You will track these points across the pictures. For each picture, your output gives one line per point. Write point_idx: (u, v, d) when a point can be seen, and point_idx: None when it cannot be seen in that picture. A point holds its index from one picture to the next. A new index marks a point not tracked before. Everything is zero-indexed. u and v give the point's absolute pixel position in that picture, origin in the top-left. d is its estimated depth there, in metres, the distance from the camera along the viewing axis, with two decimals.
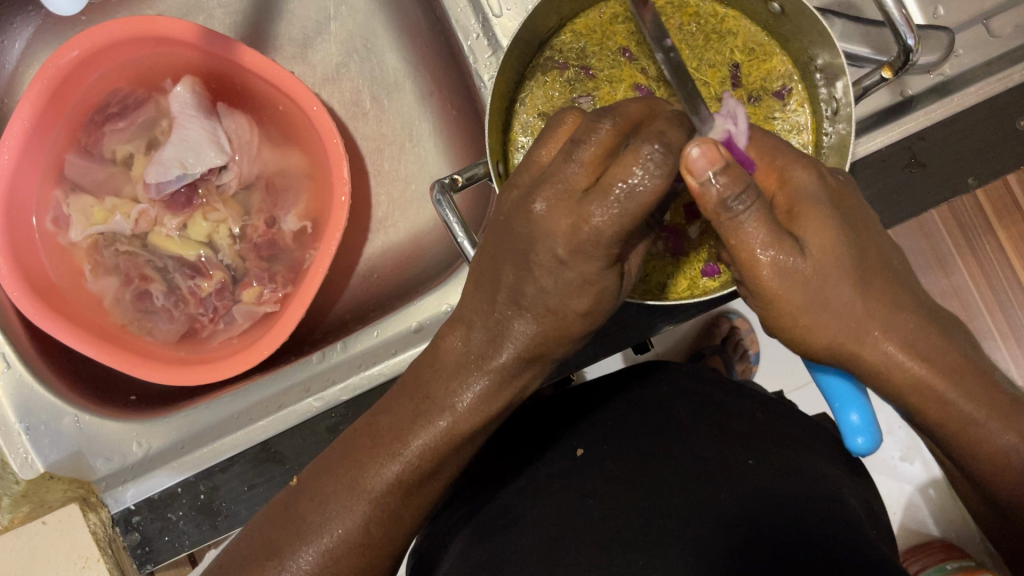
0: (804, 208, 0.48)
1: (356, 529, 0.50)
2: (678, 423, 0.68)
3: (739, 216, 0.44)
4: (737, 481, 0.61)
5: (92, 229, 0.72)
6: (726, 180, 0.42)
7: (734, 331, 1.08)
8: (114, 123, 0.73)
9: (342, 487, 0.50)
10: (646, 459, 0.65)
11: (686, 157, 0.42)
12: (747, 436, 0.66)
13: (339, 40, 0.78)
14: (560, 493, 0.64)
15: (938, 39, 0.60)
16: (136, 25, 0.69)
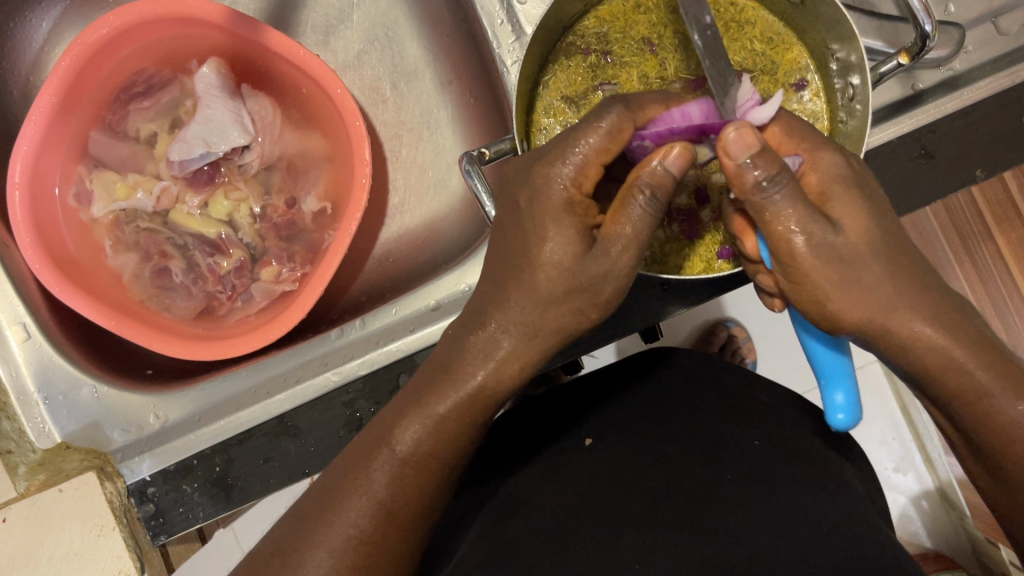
0: (838, 184, 0.49)
1: (378, 494, 0.50)
2: (688, 406, 0.70)
3: (766, 200, 0.46)
4: (741, 460, 0.63)
5: (114, 205, 0.73)
6: (764, 161, 0.45)
7: (732, 337, 1.08)
8: (139, 102, 0.75)
9: (363, 461, 0.51)
10: (656, 438, 0.67)
11: (724, 138, 0.46)
12: (751, 420, 0.68)
13: (360, 29, 0.80)
14: (570, 477, 0.65)
15: (951, 34, 0.62)
16: (166, 5, 0.70)
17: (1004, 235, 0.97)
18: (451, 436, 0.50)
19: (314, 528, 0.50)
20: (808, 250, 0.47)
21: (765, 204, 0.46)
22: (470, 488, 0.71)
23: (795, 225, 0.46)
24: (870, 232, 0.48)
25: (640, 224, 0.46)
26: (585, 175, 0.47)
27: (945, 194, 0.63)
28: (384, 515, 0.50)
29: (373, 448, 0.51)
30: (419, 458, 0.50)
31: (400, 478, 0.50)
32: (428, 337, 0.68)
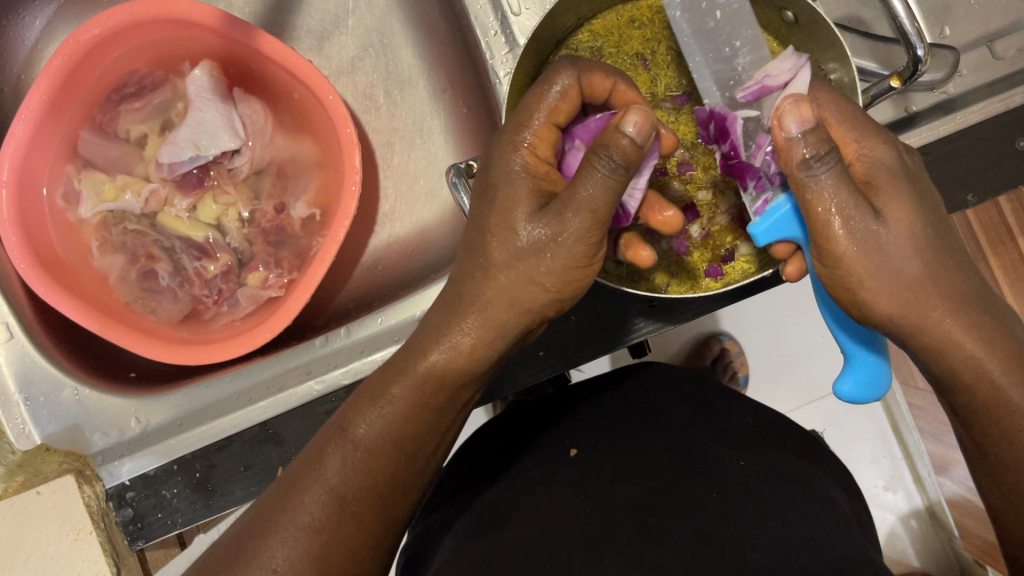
0: (885, 176, 0.49)
1: (336, 484, 0.50)
2: (676, 420, 0.70)
3: (816, 179, 0.46)
4: (731, 478, 0.62)
5: (102, 206, 0.73)
6: (812, 137, 0.46)
7: (724, 352, 1.09)
8: (130, 103, 0.74)
9: (325, 452, 0.51)
10: (644, 450, 0.66)
11: (781, 110, 0.46)
12: (741, 440, 0.68)
13: (355, 35, 0.79)
14: (552, 487, 0.65)
15: (945, 58, 0.61)
16: (159, 6, 0.70)
17: (998, 259, 0.98)
18: (408, 425, 0.50)
19: (274, 521, 0.50)
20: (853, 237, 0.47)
21: (808, 181, 0.46)
22: (452, 498, 0.69)
23: (835, 208, 0.46)
24: (914, 227, 0.48)
25: (596, 189, 0.45)
26: (539, 138, 0.49)
27: None
28: (340, 511, 0.50)
29: (334, 432, 0.51)
30: (376, 451, 0.50)
31: (357, 468, 0.50)
32: None
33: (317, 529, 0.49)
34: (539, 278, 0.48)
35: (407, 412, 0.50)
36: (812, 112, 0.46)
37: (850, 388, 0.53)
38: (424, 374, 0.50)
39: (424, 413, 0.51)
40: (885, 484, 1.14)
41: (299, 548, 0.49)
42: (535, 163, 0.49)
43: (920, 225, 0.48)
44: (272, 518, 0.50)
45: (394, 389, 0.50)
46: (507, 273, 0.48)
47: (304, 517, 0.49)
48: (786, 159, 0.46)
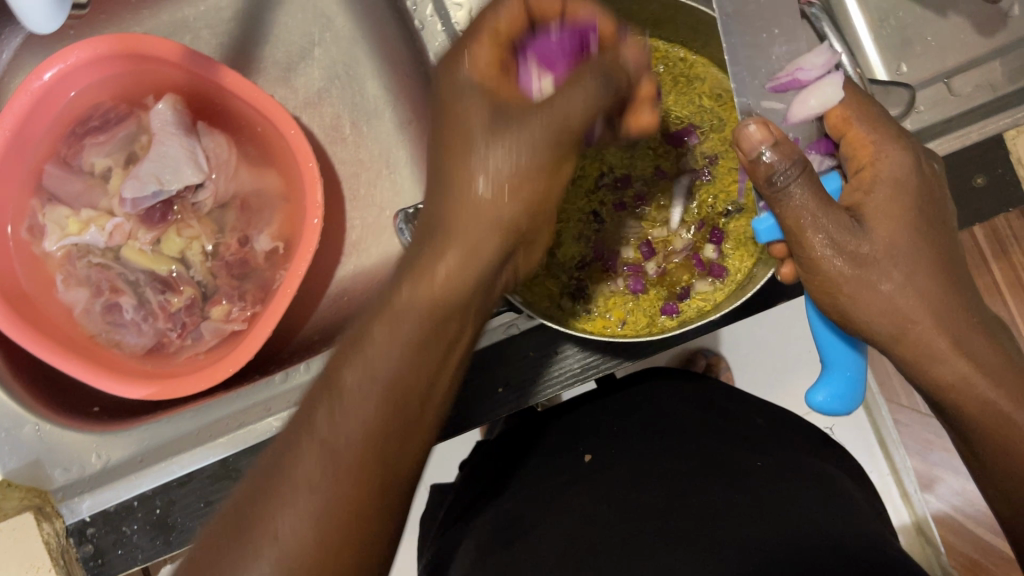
0: (886, 188, 0.51)
1: (318, 483, 0.44)
2: (688, 425, 0.74)
3: (785, 191, 0.48)
4: (748, 476, 0.67)
5: (66, 239, 0.73)
6: (776, 156, 0.47)
7: (711, 367, 1.12)
8: (94, 137, 0.74)
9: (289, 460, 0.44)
10: (660, 457, 0.70)
11: (738, 132, 0.48)
12: (753, 449, 0.71)
13: (321, 66, 0.79)
14: (574, 495, 0.69)
15: (900, 95, 0.61)
16: (121, 41, 0.70)
17: None
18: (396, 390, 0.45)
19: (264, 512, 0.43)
20: (845, 258, 0.50)
21: (777, 197, 0.48)
22: (489, 505, 0.73)
23: (808, 220, 0.48)
24: (899, 241, 0.50)
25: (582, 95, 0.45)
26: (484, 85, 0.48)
27: None
28: (326, 508, 0.44)
29: (303, 427, 0.45)
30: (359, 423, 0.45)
31: (325, 464, 0.44)
32: None
33: (321, 509, 0.43)
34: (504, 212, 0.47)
35: (391, 380, 0.45)
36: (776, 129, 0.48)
37: (824, 398, 0.53)
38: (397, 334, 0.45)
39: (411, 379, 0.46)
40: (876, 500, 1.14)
41: (303, 525, 0.43)
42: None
43: (908, 241, 0.50)
44: (256, 524, 0.43)
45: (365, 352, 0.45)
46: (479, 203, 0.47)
47: (300, 503, 0.43)
48: (752, 178, 0.48)
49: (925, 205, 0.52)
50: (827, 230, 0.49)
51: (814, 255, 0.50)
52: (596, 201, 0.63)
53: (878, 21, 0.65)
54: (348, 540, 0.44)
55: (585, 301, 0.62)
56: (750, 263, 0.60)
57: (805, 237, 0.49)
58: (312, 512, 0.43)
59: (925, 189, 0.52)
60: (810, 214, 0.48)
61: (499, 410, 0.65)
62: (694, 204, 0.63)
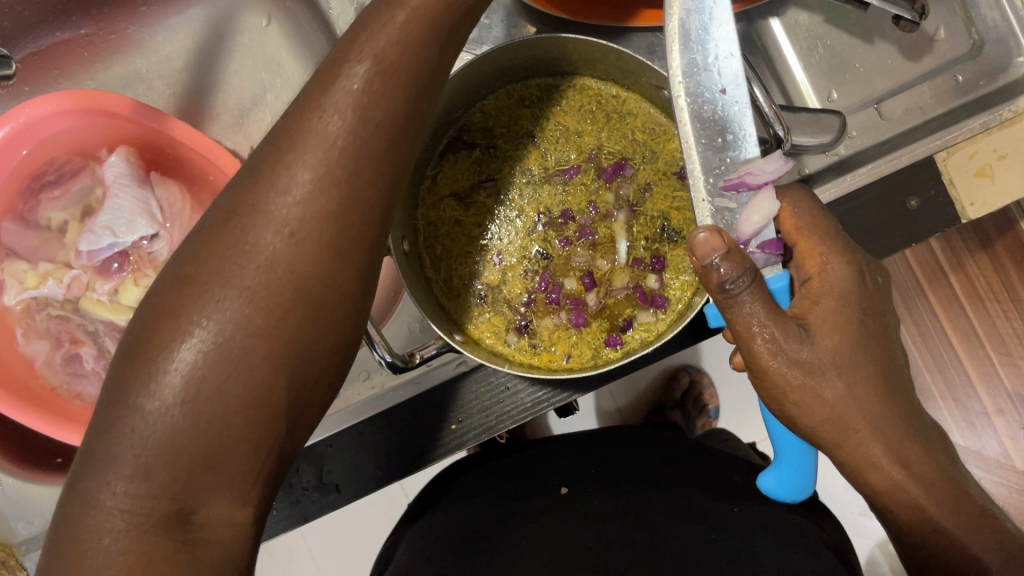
0: (835, 301, 0.51)
1: (159, 446, 0.38)
2: (669, 476, 0.77)
3: (736, 298, 0.48)
4: (724, 521, 0.69)
5: (24, 293, 0.74)
6: (729, 265, 0.47)
7: (693, 384, 1.16)
8: (50, 191, 0.76)
9: (122, 418, 0.38)
10: (643, 500, 0.73)
11: (692, 240, 0.48)
12: (736, 497, 0.72)
13: (273, 111, 0.80)
14: (553, 527, 0.71)
15: (830, 122, 0.62)
16: (71, 98, 0.71)
17: (934, 294, 1.01)
18: (239, 357, 0.38)
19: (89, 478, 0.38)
20: (787, 365, 0.50)
21: (728, 301, 0.48)
22: (450, 526, 0.73)
23: (757, 327, 0.49)
24: (843, 352, 0.50)
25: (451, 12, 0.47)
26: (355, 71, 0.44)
27: None
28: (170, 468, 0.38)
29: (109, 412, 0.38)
30: (188, 391, 0.37)
31: (167, 432, 0.38)
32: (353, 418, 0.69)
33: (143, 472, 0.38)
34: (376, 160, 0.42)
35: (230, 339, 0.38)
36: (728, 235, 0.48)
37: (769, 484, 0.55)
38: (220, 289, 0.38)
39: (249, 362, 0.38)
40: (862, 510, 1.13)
41: (128, 483, 0.37)
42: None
43: (850, 352, 0.50)
44: (79, 482, 0.38)
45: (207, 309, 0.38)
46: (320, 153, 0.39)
47: (126, 465, 0.37)
48: (703, 284, 0.48)
49: (869, 316, 0.52)
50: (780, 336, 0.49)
51: (762, 358, 0.50)
52: (540, 238, 0.63)
53: (807, 50, 0.66)
54: (188, 506, 0.39)
55: (530, 336, 0.62)
56: (690, 293, 0.61)
57: (752, 341, 0.49)
58: (137, 472, 0.38)
59: (870, 301, 0.52)
60: (757, 323, 0.49)
61: (460, 444, 0.68)
62: (638, 238, 0.62)
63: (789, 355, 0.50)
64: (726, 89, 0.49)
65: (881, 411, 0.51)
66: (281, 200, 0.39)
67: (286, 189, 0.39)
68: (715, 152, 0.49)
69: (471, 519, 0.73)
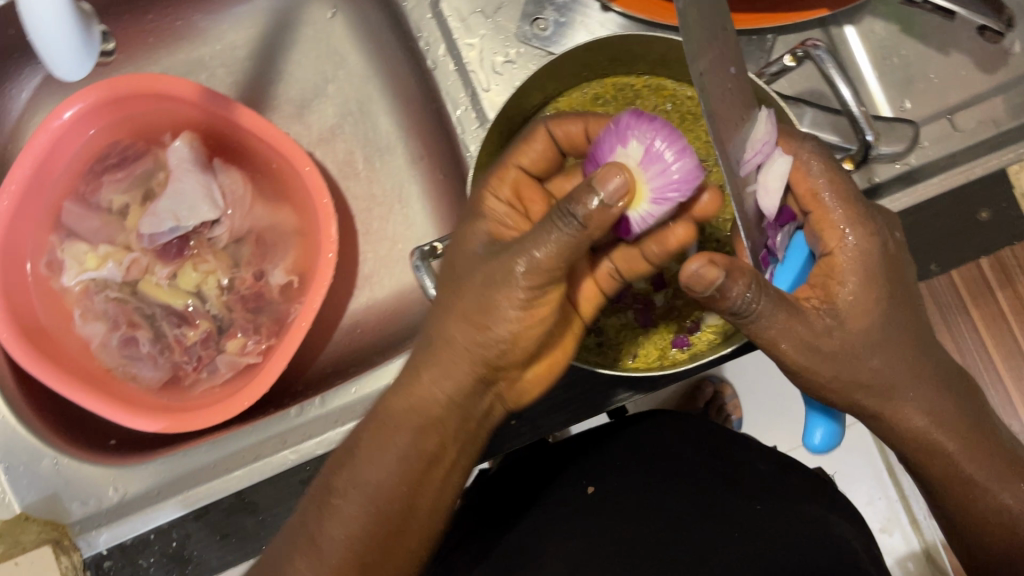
0: (858, 279, 0.50)
1: (363, 526, 0.50)
2: (693, 471, 0.78)
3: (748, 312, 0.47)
4: (745, 529, 0.73)
5: (84, 274, 0.74)
6: (732, 285, 0.46)
7: (717, 394, 1.18)
8: (112, 173, 0.76)
9: (330, 509, 0.51)
10: (666, 504, 0.76)
11: (689, 274, 0.46)
12: (757, 496, 0.76)
13: (334, 103, 0.81)
14: (581, 526, 0.74)
15: (904, 131, 0.62)
16: (140, 81, 0.72)
17: (979, 312, 1.01)
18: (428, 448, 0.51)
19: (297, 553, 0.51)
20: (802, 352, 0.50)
21: (738, 317, 0.48)
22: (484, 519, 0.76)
23: (773, 332, 0.49)
24: (870, 331, 0.50)
25: (562, 241, 0.46)
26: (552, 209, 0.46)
27: None
28: (365, 537, 0.50)
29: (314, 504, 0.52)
30: (383, 479, 0.51)
31: (369, 512, 0.50)
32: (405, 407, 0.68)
33: (347, 543, 0.50)
34: (525, 249, 0.47)
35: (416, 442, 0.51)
36: (721, 257, 0.46)
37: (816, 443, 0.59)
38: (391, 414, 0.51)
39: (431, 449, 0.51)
40: (881, 526, 1.20)
41: (336, 551, 0.50)
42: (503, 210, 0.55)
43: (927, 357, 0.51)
44: (293, 544, 0.51)
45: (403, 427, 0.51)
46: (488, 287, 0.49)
47: (329, 539, 0.50)
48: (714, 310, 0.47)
49: (896, 288, 0.51)
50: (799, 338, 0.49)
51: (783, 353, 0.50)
52: None
53: (881, 58, 0.66)
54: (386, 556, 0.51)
55: (597, 333, 0.62)
56: None
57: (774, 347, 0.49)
58: (336, 543, 0.50)
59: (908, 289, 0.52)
60: (775, 331, 0.49)
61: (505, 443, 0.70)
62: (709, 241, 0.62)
63: (814, 349, 0.50)
64: (733, 70, 0.49)
65: (954, 417, 0.52)
66: (470, 322, 0.49)
67: (464, 321, 0.49)
68: (735, 146, 0.50)
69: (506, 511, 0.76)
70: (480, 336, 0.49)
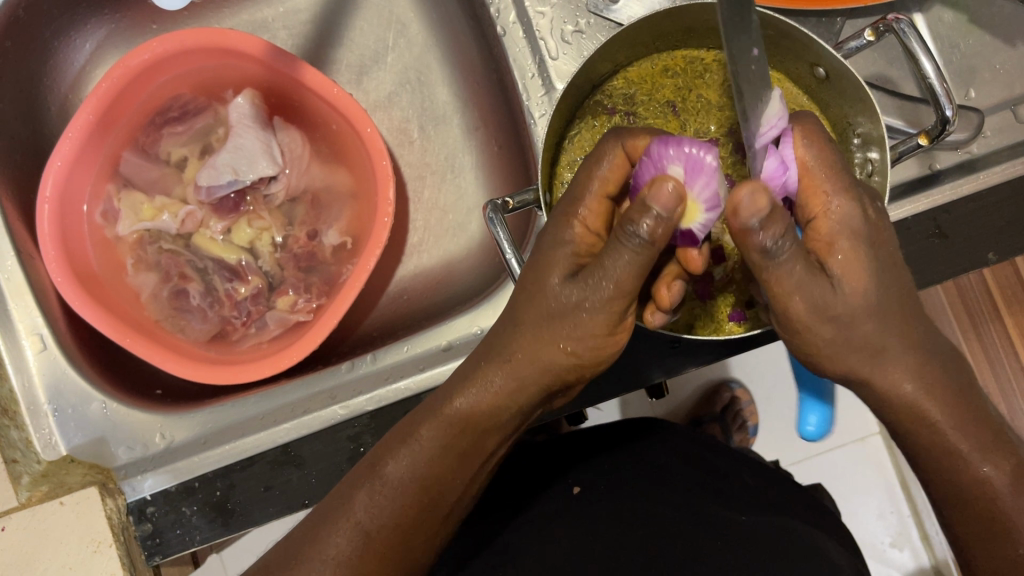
0: (847, 237, 0.48)
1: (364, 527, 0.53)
2: (683, 480, 0.78)
3: (778, 257, 0.45)
4: (731, 532, 0.72)
5: (139, 224, 0.75)
6: (771, 225, 0.44)
7: (734, 400, 1.17)
8: (173, 127, 0.76)
9: (335, 518, 0.54)
10: (654, 504, 0.76)
11: (653, 196, 0.45)
12: (745, 505, 0.76)
13: (393, 71, 0.82)
14: (564, 525, 0.75)
15: (970, 119, 0.64)
16: (208, 36, 0.72)
17: (1013, 318, 1.01)
18: (441, 455, 0.53)
19: (332, 517, 0.54)
20: (809, 314, 0.47)
21: (769, 259, 0.46)
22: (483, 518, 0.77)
23: (796, 281, 0.46)
24: (868, 296, 0.47)
25: (631, 262, 0.46)
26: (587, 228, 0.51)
27: (955, 276, 0.64)
28: (357, 543, 0.53)
29: (364, 476, 0.54)
30: (400, 482, 0.53)
31: (381, 505, 0.53)
32: (453, 369, 0.69)
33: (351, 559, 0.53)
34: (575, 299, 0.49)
35: (431, 453, 0.53)
36: (771, 193, 0.45)
37: None
38: (450, 417, 0.52)
39: (448, 457, 0.53)
40: (891, 540, 1.18)
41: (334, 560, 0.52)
42: (584, 234, 0.51)
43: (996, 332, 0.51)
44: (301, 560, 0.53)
45: (420, 432, 0.53)
46: (536, 333, 0.50)
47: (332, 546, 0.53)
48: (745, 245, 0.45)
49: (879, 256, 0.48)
50: (814, 290, 0.47)
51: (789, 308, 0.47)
52: None
53: (949, 48, 0.67)
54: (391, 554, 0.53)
55: None
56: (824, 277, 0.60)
57: (786, 301, 0.47)
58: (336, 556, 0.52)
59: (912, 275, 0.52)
60: (798, 282, 0.46)
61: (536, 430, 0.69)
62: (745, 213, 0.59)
63: (820, 309, 0.47)
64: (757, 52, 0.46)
65: None
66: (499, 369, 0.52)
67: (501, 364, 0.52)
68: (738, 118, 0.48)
69: (503, 509, 0.77)
70: (520, 368, 0.51)
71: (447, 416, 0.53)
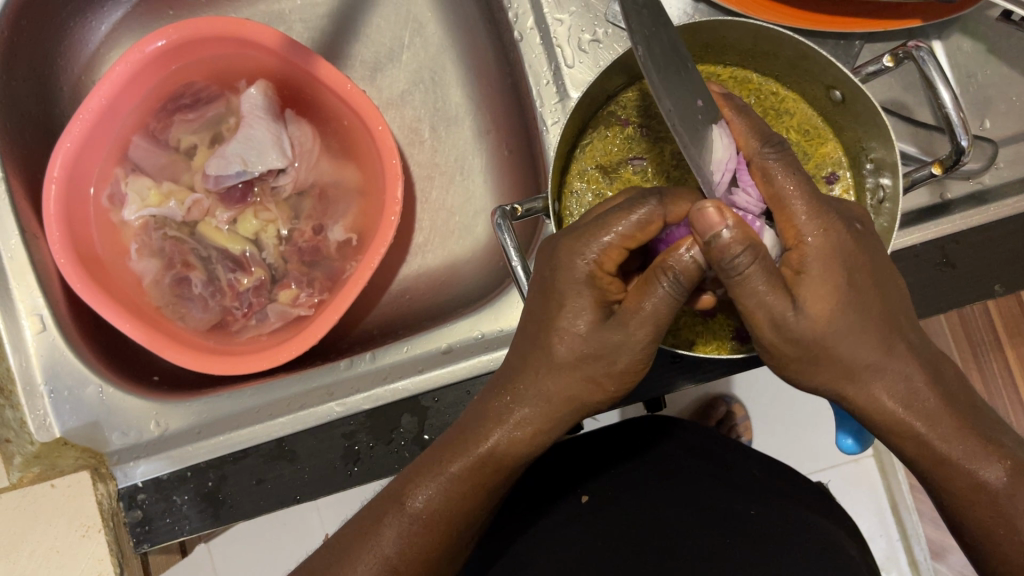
0: (818, 264, 0.47)
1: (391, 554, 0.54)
2: (698, 479, 0.78)
3: (738, 270, 0.45)
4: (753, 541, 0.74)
5: (145, 210, 0.74)
6: (734, 236, 0.45)
7: (728, 415, 1.16)
8: (185, 114, 0.76)
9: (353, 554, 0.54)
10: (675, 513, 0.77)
11: (695, 212, 0.45)
12: (757, 502, 0.76)
13: (407, 70, 0.81)
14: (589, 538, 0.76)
15: (984, 150, 0.64)
16: (223, 25, 0.72)
17: (1014, 350, 1.01)
18: (471, 486, 0.53)
19: (356, 552, 0.54)
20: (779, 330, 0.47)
21: (734, 274, 0.46)
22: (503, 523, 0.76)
23: (765, 293, 0.46)
24: (834, 318, 0.47)
25: (661, 303, 0.47)
26: (608, 255, 0.49)
27: (961, 305, 0.63)
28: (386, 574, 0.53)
29: (390, 506, 0.55)
30: (428, 514, 0.53)
31: (406, 536, 0.54)
32: (451, 372, 0.69)
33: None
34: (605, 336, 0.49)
35: (461, 488, 0.53)
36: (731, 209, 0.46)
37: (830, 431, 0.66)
38: (483, 455, 0.52)
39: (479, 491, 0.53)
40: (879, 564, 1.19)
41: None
42: (601, 276, 0.49)
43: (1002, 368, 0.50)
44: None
45: (449, 469, 0.53)
46: (566, 372, 0.50)
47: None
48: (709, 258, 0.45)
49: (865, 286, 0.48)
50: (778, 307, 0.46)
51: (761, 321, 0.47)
52: None
53: (966, 77, 0.67)
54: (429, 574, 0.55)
55: None
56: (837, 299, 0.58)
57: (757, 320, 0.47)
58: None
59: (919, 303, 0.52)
60: (768, 295, 0.46)
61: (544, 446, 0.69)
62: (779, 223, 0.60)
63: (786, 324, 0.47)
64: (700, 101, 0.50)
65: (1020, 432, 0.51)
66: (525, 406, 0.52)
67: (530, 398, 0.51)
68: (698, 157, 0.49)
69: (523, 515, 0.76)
70: (551, 397, 0.51)
71: (477, 450, 0.52)
